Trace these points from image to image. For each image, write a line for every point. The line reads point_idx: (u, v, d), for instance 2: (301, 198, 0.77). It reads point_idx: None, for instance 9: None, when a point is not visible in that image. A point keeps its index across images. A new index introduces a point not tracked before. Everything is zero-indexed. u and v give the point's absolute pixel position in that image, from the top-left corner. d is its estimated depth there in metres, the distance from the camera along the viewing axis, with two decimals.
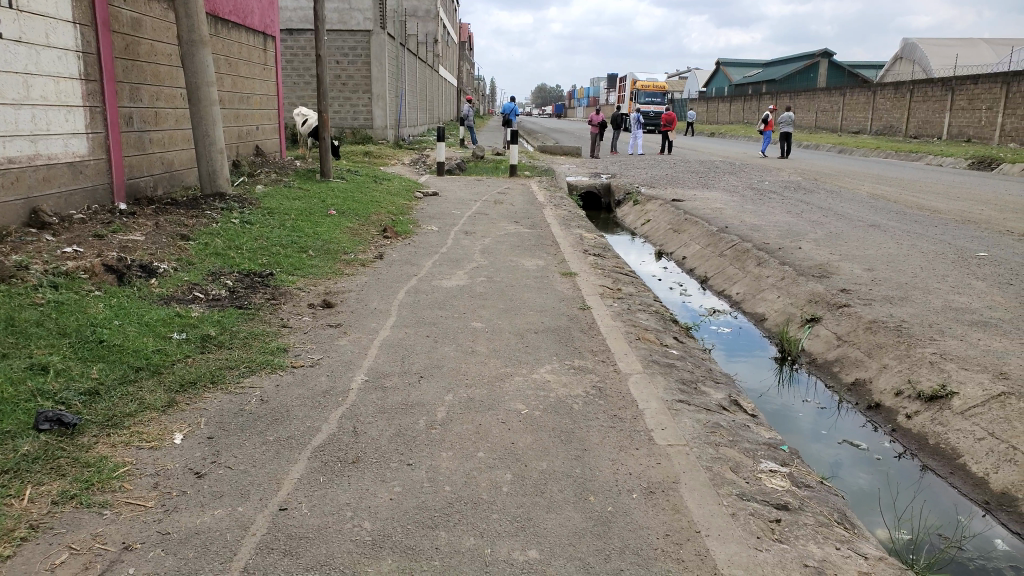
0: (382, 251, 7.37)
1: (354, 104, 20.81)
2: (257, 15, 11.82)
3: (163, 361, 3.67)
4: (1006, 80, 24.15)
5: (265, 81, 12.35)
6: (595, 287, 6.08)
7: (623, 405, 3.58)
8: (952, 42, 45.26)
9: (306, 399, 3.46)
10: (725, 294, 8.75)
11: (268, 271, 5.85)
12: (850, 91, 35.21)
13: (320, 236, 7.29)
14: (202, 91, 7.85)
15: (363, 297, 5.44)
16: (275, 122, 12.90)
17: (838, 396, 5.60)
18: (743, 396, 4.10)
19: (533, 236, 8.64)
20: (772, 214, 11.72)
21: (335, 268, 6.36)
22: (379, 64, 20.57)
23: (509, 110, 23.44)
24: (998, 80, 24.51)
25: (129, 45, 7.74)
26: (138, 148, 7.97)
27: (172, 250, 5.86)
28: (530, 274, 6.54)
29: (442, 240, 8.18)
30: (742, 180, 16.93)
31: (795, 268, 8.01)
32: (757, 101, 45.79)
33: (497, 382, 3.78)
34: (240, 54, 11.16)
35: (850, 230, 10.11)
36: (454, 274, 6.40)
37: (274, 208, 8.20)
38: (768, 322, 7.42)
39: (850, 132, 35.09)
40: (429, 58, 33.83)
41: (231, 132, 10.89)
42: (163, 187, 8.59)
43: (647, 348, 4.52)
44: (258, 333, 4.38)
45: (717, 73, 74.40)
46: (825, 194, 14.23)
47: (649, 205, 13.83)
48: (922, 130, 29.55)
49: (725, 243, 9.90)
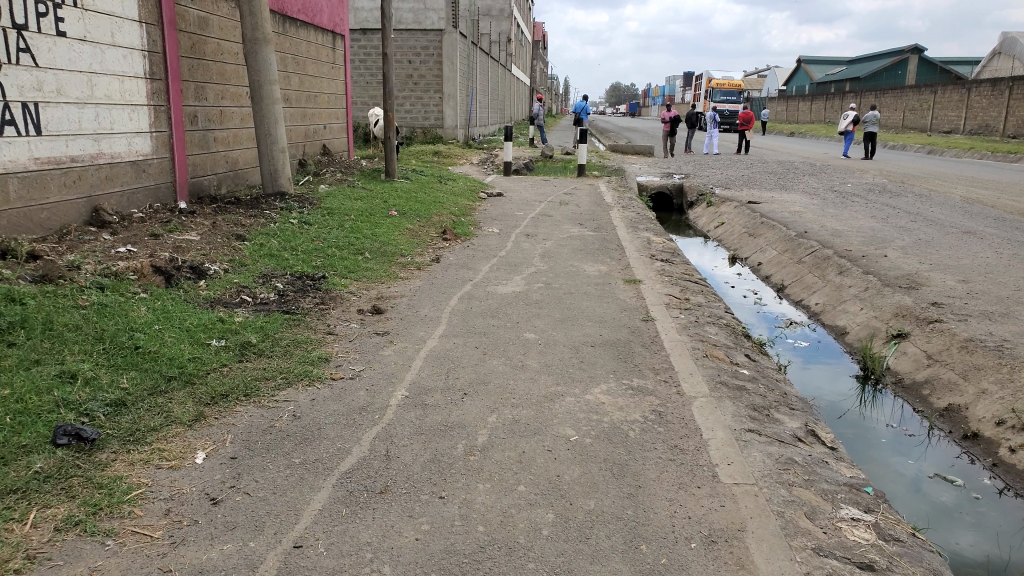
0: (439, 253, 7.16)
1: (425, 104, 20.85)
2: (326, 14, 11.85)
3: (197, 370, 3.54)
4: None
5: (334, 80, 12.38)
6: (660, 297, 5.70)
7: (685, 435, 3.23)
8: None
9: (340, 417, 3.26)
10: (802, 304, 8.19)
11: (321, 273, 5.72)
12: (942, 87, 33.28)
13: (377, 237, 7.14)
14: (264, 89, 7.82)
15: (415, 304, 5.22)
16: (343, 121, 12.94)
17: (926, 421, 5.05)
18: (821, 425, 3.68)
19: (597, 240, 8.30)
20: (855, 218, 11.01)
21: (389, 271, 6.19)
22: (450, 63, 20.50)
23: (581, 109, 23.06)
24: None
25: (195, 44, 7.79)
26: (202, 147, 8.02)
27: (226, 251, 5.82)
28: (592, 280, 6.21)
29: (502, 243, 7.93)
30: (823, 182, 16.09)
31: (881, 278, 7.41)
32: (839, 100, 43.89)
33: (546, 402, 3.48)
34: (308, 53, 11.19)
35: (942, 237, 9.36)
36: (511, 280, 6.13)
37: (334, 208, 8.11)
38: (849, 336, 6.86)
39: (940, 132, 33.18)
40: (503, 57, 33.74)
41: (299, 131, 10.94)
42: (227, 185, 8.65)
43: (715, 367, 4.13)
44: (301, 340, 4.23)
45: (797, 71, 71.87)
46: (913, 198, 13.34)
47: (723, 208, 13.25)
48: (1020, 129, 27.63)
49: (803, 249, 9.31)
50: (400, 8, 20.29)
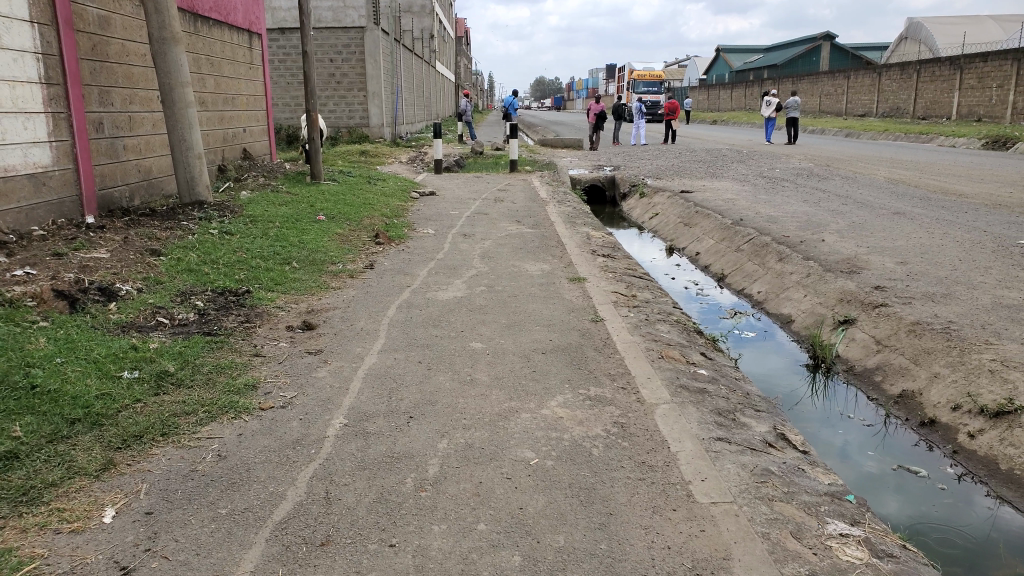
0: (373, 259, 6.77)
1: (350, 102, 20.24)
2: (240, 11, 11.24)
3: (105, 409, 3.09)
4: (1014, 57, 23.49)
5: (252, 81, 11.77)
6: (608, 295, 5.49)
7: (652, 449, 3.01)
8: (957, 20, 44.52)
9: (271, 454, 2.89)
10: (745, 292, 8.15)
11: (245, 287, 5.28)
12: (854, 73, 34.49)
13: (306, 245, 6.72)
14: (176, 93, 7.26)
15: (349, 316, 4.85)
16: (264, 123, 12.32)
17: (882, 410, 5.02)
18: (788, 425, 3.52)
19: (537, 237, 8.07)
20: (788, 204, 11.12)
21: (320, 280, 5.79)
22: (373, 61, 19.94)
23: (510, 103, 22.85)
24: (1008, 58, 23.87)
25: (96, 45, 7.17)
26: (110, 155, 7.41)
27: (139, 268, 5.30)
28: (536, 280, 5.96)
29: (439, 244, 7.60)
30: (751, 168, 16.31)
31: (821, 263, 7.41)
32: (759, 87, 45.05)
33: (499, 420, 3.20)
34: (223, 52, 10.57)
35: (873, 219, 9.50)
36: (451, 284, 5.82)
37: (258, 215, 7.62)
38: (794, 323, 6.83)
39: (855, 115, 34.39)
40: (426, 53, 33.18)
41: (216, 136, 10.32)
42: (140, 196, 8.03)
43: (675, 370, 3.94)
44: (224, 365, 3.81)
45: (718, 60, 73.60)
46: (839, 180, 13.63)
47: (656, 198, 13.23)
48: (931, 109, 28.82)
49: (740, 237, 9.31)
50: (319, 5, 19.62)
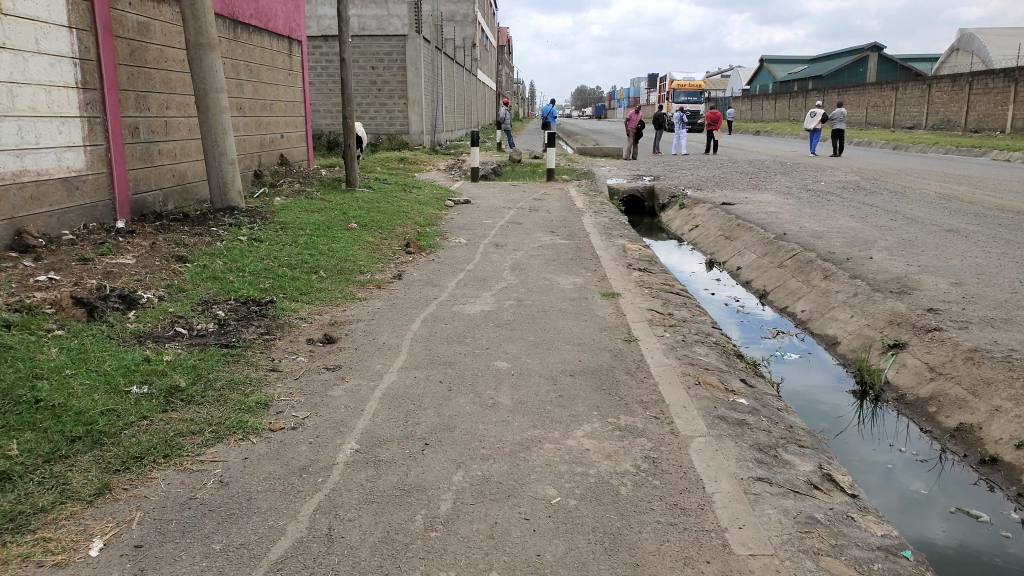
0: (402, 269, 6.63)
1: (389, 109, 20.29)
2: (281, 18, 11.26)
3: (107, 427, 2.95)
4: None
5: (290, 87, 11.78)
6: (643, 313, 5.24)
7: (685, 489, 2.77)
8: (1012, 31, 43.16)
9: (275, 482, 2.72)
10: (787, 310, 7.80)
11: (268, 297, 5.16)
12: (902, 85, 33.60)
13: (334, 253, 6.60)
14: (211, 98, 7.21)
15: (372, 329, 4.69)
16: (302, 129, 12.34)
17: (936, 442, 4.68)
18: (836, 464, 3.24)
19: (571, 249, 7.85)
20: (834, 218, 10.71)
21: (346, 291, 5.64)
22: (414, 68, 19.95)
23: (548, 112, 22.68)
24: None
25: (134, 50, 7.17)
26: (145, 160, 7.40)
27: (164, 275, 5.21)
28: (568, 295, 5.74)
29: (470, 254, 7.42)
30: (795, 180, 15.84)
31: (870, 282, 7.04)
32: (804, 98, 44.18)
33: (520, 451, 2.99)
34: (263, 59, 10.59)
35: (925, 236, 9.07)
36: (480, 297, 5.63)
37: (289, 222, 7.54)
38: (840, 345, 6.47)
39: (904, 127, 33.44)
40: (468, 61, 33.24)
41: (254, 141, 10.32)
42: (174, 201, 8.01)
43: (712, 400, 3.68)
44: (238, 380, 3.66)
45: (761, 70, 72.56)
46: (888, 195, 13.12)
47: (696, 210, 12.89)
48: (982, 123, 27.90)
49: (784, 252, 8.95)
50: (363, 13, 19.70)
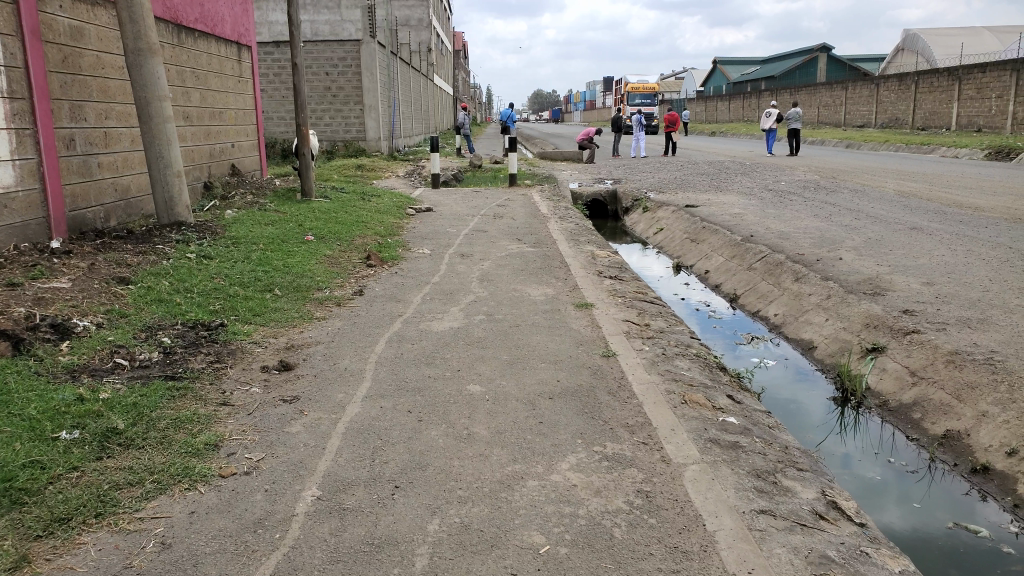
0: (363, 283, 6.29)
1: (344, 116, 19.83)
2: (228, 22, 10.81)
3: (29, 483, 2.58)
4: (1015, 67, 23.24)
5: (240, 94, 11.33)
6: (619, 324, 5.00)
7: (684, 527, 2.52)
8: (954, 31, 44.44)
9: (225, 542, 2.39)
10: (760, 314, 7.66)
11: (219, 320, 4.80)
12: (852, 84, 34.24)
13: (289, 269, 6.23)
14: (153, 107, 6.78)
15: (333, 353, 4.37)
16: (253, 137, 11.88)
17: (924, 452, 4.52)
18: (839, 490, 3.03)
19: (538, 257, 7.60)
20: (799, 218, 10.67)
21: (303, 310, 5.29)
22: (369, 73, 19.54)
23: (507, 116, 22.46)
24: (1007, 67, 23.61)
25: (67, 57, 6.72)
26: (83, 174, 6.94)
27: (103, 300, 4.80)
28: (538, 307, 5.48)
29: (434, 266, 7.12)
30: (756, 181, 15.87)
31: (842, 284, 6.94)
32: (757, 98, 44.82)
33: (501, 491, 2.71)
34: (210, 65, 10.14)
35: (891, 235, 9.06)
36: (446, 312, 5.34)
37: (240, 236, 7.14)
38: (816, 349, 6.33)
39: (855, 125, 34.08)
40: (424, 67, 32.88)
41: (202, 151, 9.85)
42: (117, 218, 7.55)
43: (703, 422, 3.45)
44: (185, 418, 3.31)
45: (714, 72, 73.58)
46: (849, 193, 13.19)
47: (660, 212, 12.76)
48: (929, 121, 28.54)
49: (752, 255, 8.84)
50: (316, 19, 19.22)
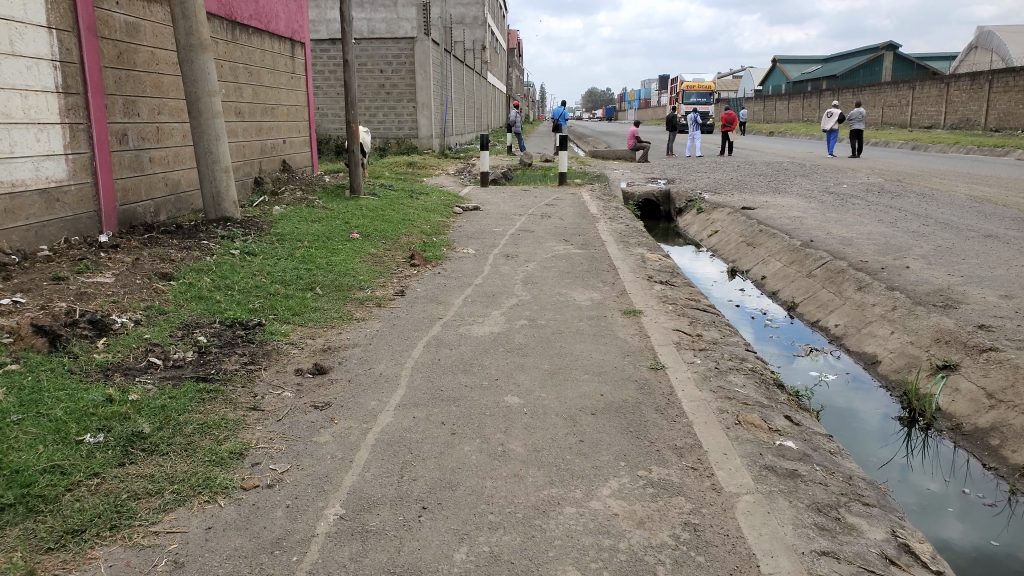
0: (405, 283, 6.17)
1: (397, 112, 19.87)
2: (283, 19, 10.85)
3: (47, 490, 2.49)
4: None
5: (293, 90, 11.37)
6: (669, 334, 4.74)
7: (736, 568, 2.28)
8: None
9: (239, 563, 2.24)
10: (819, 324, 7.27)
11: (256, 319, 4.72)
12: (920, 83, 32.90)
13: (332, 267, 6.14)
14: (203, 102, 6.78)
15: (369, 357, 4.22)
16: (305, 133, 11.92)
17: (1003, 483, 4.13)
18: (911, 530, 2.74)
19: (587, 259, 7.36)
20: (862, 223, 10.17)
21: (343, 310, 5.17)
22: (423, 70, 19.54)
23: (559, 114, 22.21)
24: None
25: (122, 52, 6.76)
26: (134, 169, 6.99)
27: (143, 296, 4.77)
28: (585, 313, 5.26)
29: (479, 267, 6.96)
30: (816, 183, 15.29)
31: (910, 295, 6.51)
32: (818, 98, 43.50)
33: (535, 517, 2.51)
34: (263, 61, 10.18)
35: (963, 243, 8.53)
36: (489, 316, 5.15)
37: (285, 233, 7.09)
38: (880, 364, 5.94)
39: (922, 126, 32.72)
40: (478, 64, 32.82)
41: (254, 146, 9.90)
42: (166, 212, 7.60)
43: (758, 447, 3.19)
44: (213, 423, 3.20)
45: (773, 70, 71.84)
46: (916, 198, 12.56)
47: (715, 214, 12.36)
48: (1003, 122, 27.18)
49: (812, 261, 8.43)
50: (372, 16, 19.29)
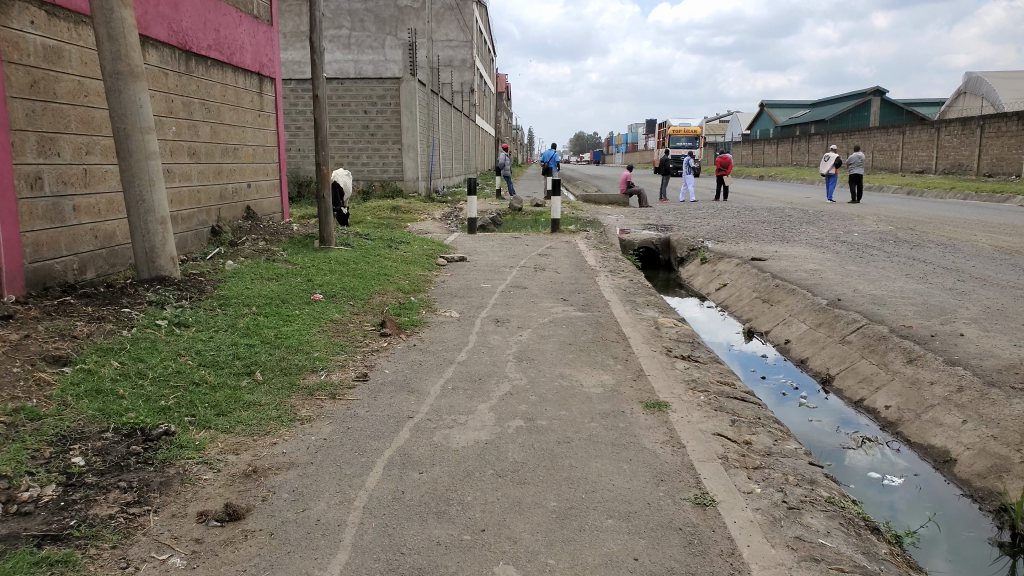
0: (372, 362, 5.03)
1: (382, 155, 18.97)
2: (248, 51, 9.88)
3: None
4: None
5: (261, 130, 10.34)
6: (710, 443, 3.61)
7: None
8: (1021, 74, 42.55)
9: None
10: (863, 402, 6.14)
11: (166, 424, 3.53)
12: (910, 128, 32.54)
13: (281, 343, 4.96)
14: (132, 140, 5.63)
15: (308, 489, 3.05)
16: (275, 176, 10.88)
17: None
18: None
19: (590, 325, 6.28)
20: (889, 278, 9.18)
21: (284, 408, 3.98)
22: (410, 111, 18.67)
23: (550, 157, 21.44)
24: None
25: (36, 82, 5.72)
26: (52, 219, 5.87)
27: (16, 392, 3.58)
28: (595, 406, 4.13)
29: (463, 336, 5.85)
30: (824, 231, 14.37)
31: (977, 373, 5.43)
32: (807, 142, 43.23)
33: None
34: (225, 96, 9.18)
35: (1011, 303, 7.54)
36: (474, 413, 4.00)
37: (233, 296, 5.95)
38: (955, 463, 4.80)
39: (913, 171, 32.27)
40: (468, 109, 32.14)
41: (212, 191, 8.82)
42: (95, 269, 6.43)
43: None
44: None
45: (761, 115, 72.28)
46: (936, 248, 11.66)
47: (721, 265, 11.39)
48: (996, 167, 26.64)
49: (845, 324, 7.37)
50: None
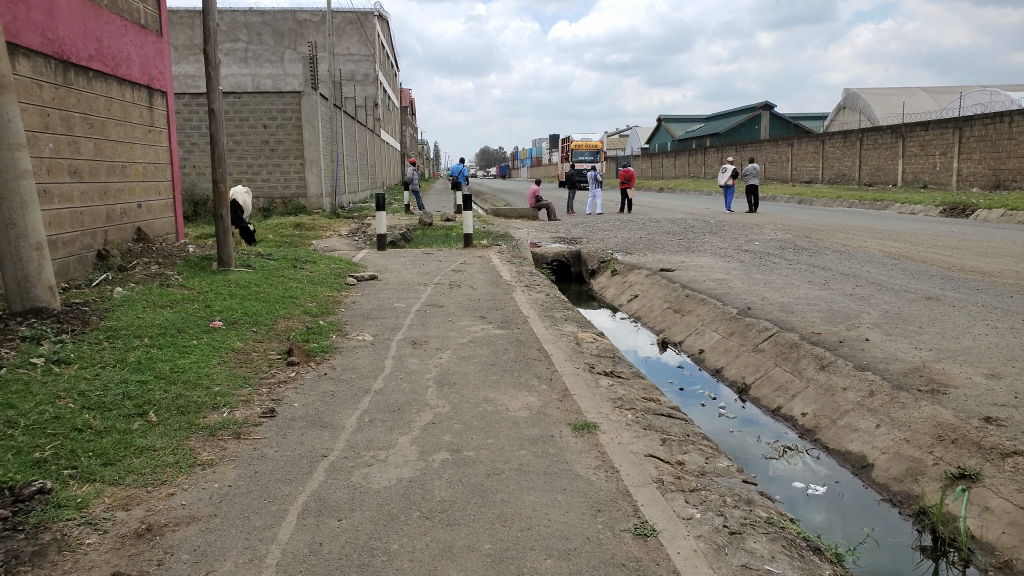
0: (280, 394, 4.66)
1: (283, 171, 18.27)
2: (136, 63, 9.23)
3: None
4: (957, 125, 23.42)
5: (151, 146, 9.67)
6: (644, 466, 3.48)
7: None
8: (893, 90, 45.81)
9: None
10: (780, 410, 6.22)
11: (38, 480, 3.08)
12: (798, 141, 34.35)
13: (178, 377, 4.52)
14: None
15: (210, 550, 2.70)
16: (168, 195, 10.20)
17: None
18: None
19: (510, 343, 6.10)
20: (793, 286, 9.47)
21: (181, 453, 3.58)
22: (311, 126, 18.07)
23: (458, 171, 21.27)
24: (950, 125, 23.78)
25: None
26: None
27: None
28: (522, 432, 3.94)
29: (378, 361, 5.54)
30: (727, 240, 14.81)
31: (886, 378, 5.57)
32: (704, 155, 44.95)
33: None
34: (110, 111, 8.52)
35: (906, 307, 7.88)
36: (395, 447, 3.73)
37: (123, 327, 5.42)
38: (872, 468, 4.87)
39: (801, 181, 34.05)
40: (371, 123, 31.59)
41: (96, 212, 8.13)
42: None
43: None
44: None
45: (660, 129, 74.80)
46: (833, 254, 12.18)
47: (632, 276, 11.49)
48: (875, 177, 28.41)
49: (757, 332, 7.50)
50: None
